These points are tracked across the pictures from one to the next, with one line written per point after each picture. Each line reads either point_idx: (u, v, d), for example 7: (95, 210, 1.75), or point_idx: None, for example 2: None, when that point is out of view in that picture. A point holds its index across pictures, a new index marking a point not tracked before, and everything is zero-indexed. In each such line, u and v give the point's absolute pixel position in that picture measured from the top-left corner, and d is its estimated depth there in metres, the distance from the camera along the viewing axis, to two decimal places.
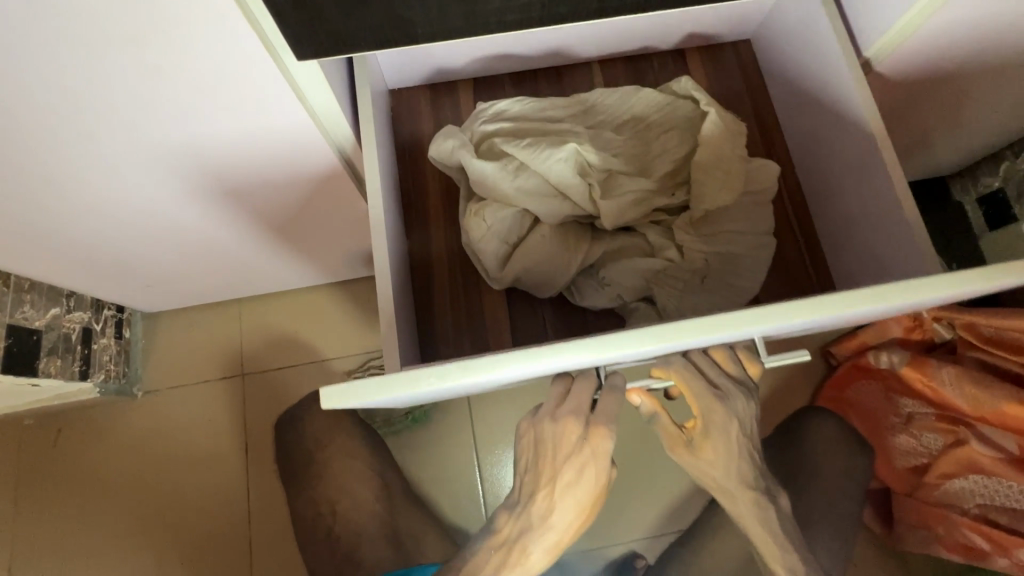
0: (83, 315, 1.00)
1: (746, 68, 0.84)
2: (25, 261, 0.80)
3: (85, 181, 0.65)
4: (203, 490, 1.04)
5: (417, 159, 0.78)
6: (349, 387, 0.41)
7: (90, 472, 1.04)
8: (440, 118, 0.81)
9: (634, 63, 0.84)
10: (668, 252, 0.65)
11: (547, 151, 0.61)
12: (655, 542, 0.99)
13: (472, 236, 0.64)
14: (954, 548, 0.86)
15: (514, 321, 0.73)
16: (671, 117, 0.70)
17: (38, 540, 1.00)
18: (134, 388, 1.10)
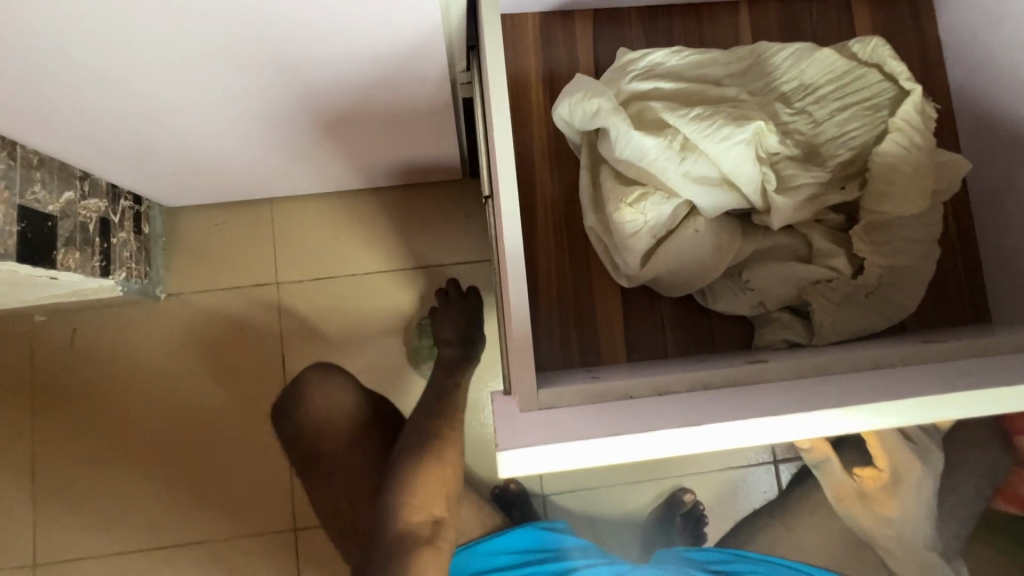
0: (100, 204, 0.86)
1: (920, 31, 0.70)
2: (31, 127, 0.64)
3: (120, 25, 0.48)
4: (240, 400, 1.00)
5: (528, 100, 0.66)
6: (528, 456, 0.36)
7: (118, 373, 0.99)
8: (554, 49, 0.67)
9: (789, 7, 0.69)
10: (833, 260, 0.57)
11: (726, 128, 0.50)
12: (710, 481, 0.97)
13: (620, 231, 0.53)
14: (1012, 499, 0.91)
15: (631, 319, 0.64)
16: (849, 89, 0.59)
17: (72, 437, 0.98)
18: (156, 290, 1.00)
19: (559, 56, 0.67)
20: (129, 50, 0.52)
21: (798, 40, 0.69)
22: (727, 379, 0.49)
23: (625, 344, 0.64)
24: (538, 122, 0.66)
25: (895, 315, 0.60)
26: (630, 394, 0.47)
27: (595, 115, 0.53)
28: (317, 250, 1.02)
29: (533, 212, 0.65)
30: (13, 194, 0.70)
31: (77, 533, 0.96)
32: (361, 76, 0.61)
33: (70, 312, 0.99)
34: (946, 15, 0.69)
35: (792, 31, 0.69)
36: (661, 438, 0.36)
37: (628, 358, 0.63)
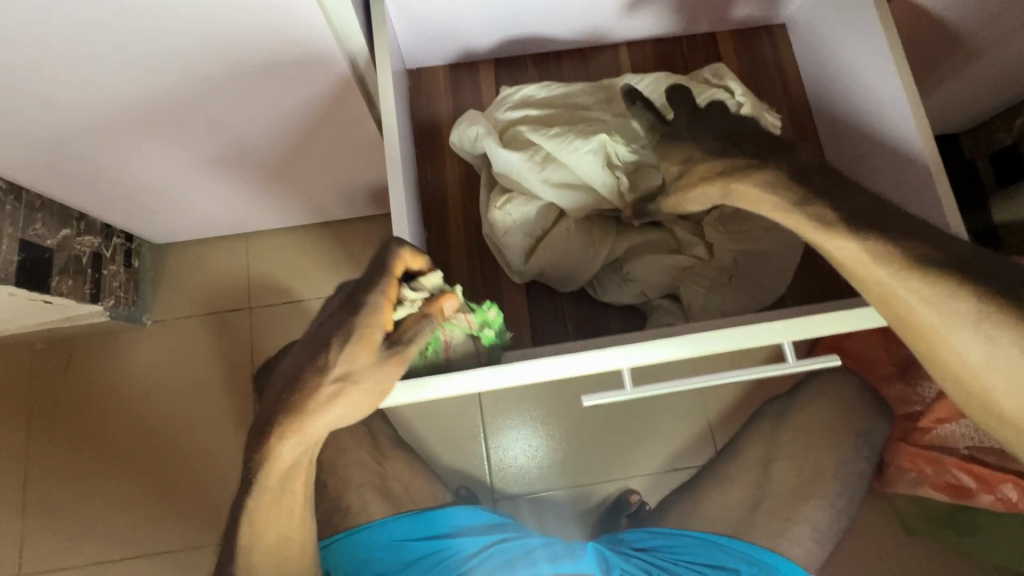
0: (93, 240, 0.99)
1: (779, 58, 0.82)
2: (32, 173, 0.78)
3: (92, 81, 0.62)
4: (214, 414, 1.08)
5: (440, 130, 0.78)
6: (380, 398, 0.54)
7: (106, 393, 1.09)
8: (461, 89, 0.80)
9: (663, 45, 0.82)
10: (695, 249, 0.67)
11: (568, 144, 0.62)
12: (656, 480, 1.02)
13: (499, 230, 0.64)
14: (940, 486, 0.89)
15: (534, 311, 0.73)
16: (705, 106, 0.69)
17: (62, 454, 1.07)
18: (143, 316, 1.11)
19: (465, 95, 0.79)
20: (102, 103, 0.66)
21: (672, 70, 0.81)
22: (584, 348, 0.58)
23: (529, 332, 0.72)
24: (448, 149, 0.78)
25: (764, 296, 0.67)
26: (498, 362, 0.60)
27: (475, 140, 0.65)
28: (287, 274, 1.13)
29: (445, 224, 0.75)
30: (10, 229, 0.83)
31: (62, 545, 1.03)
32: (296, 114, 0.74)
33: (66, 339, 1.10)
34: (798, 43, 0.81)
35: (667, 64, 0.81)
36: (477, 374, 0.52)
37: (533, 342, 0.72)
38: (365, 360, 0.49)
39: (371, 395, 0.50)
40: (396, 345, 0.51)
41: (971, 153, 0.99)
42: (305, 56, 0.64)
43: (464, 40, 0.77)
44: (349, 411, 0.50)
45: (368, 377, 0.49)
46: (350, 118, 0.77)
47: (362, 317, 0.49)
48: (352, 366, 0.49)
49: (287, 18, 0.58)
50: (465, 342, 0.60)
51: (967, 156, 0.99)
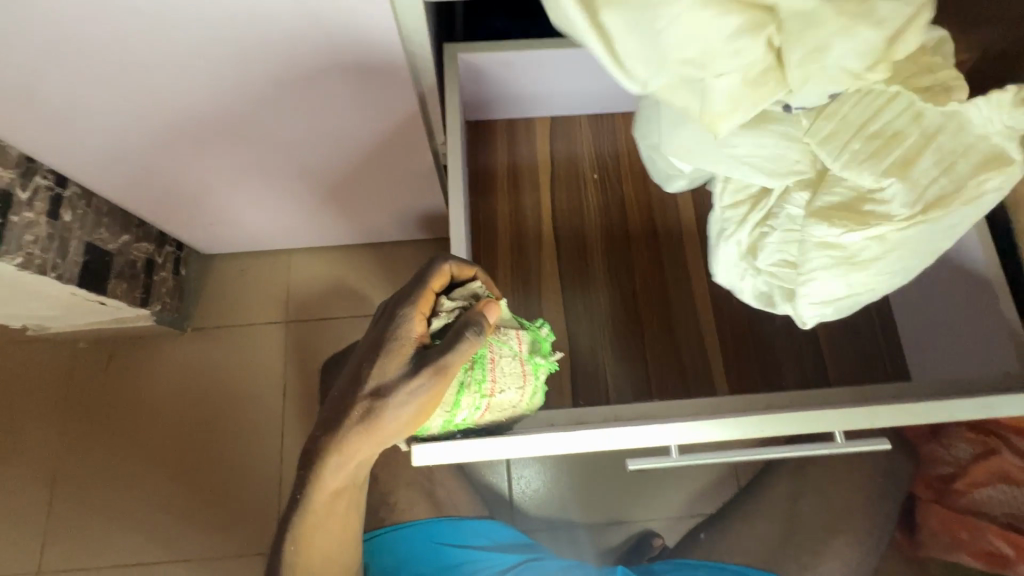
0: (148, 246, 1.04)
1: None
2: (110, 182, 0.82)
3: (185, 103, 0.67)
4: (242, 424, 1.10)
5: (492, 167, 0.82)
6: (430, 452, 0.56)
7: (140, 396, 1.12)
8: (515, 129, 0.84)
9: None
10: None
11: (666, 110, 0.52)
12: (677, 523, 1.01)
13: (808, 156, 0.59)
14: (977, 554, 0.87)
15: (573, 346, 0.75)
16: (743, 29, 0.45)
17: (91, 453, 1.09)
18: (184, 323, 1.15)
19: (519, 136, 0.83)
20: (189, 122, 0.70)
21: None
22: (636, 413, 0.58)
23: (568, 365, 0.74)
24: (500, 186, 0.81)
25: None
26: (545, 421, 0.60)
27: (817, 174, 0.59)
28: (324, 292, 1.17)
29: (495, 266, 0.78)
30: (79, 230, 0.87)
31: (80, 543, 1.04)
32: (361, 142, 0.78)
33: (108, 340, 1.14)
34: None
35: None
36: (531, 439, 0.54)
37: (572, 402, 0.73)
38: (395, 370, 0.52)
39: (402, 408, 0.52)
40: (427, 356, 0.51)
41: None
42: (381, 90, 0.69)
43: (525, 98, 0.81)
44: (387, 420, 0.52)
45: (397, 389, 0.51)
46: (410, 148, 0.81)
47: (392, 330, 0.53)
48: (383, 379, 0.52)
49: (372, 58, 0.63)
50: (513, 366, 0.57)
51: None
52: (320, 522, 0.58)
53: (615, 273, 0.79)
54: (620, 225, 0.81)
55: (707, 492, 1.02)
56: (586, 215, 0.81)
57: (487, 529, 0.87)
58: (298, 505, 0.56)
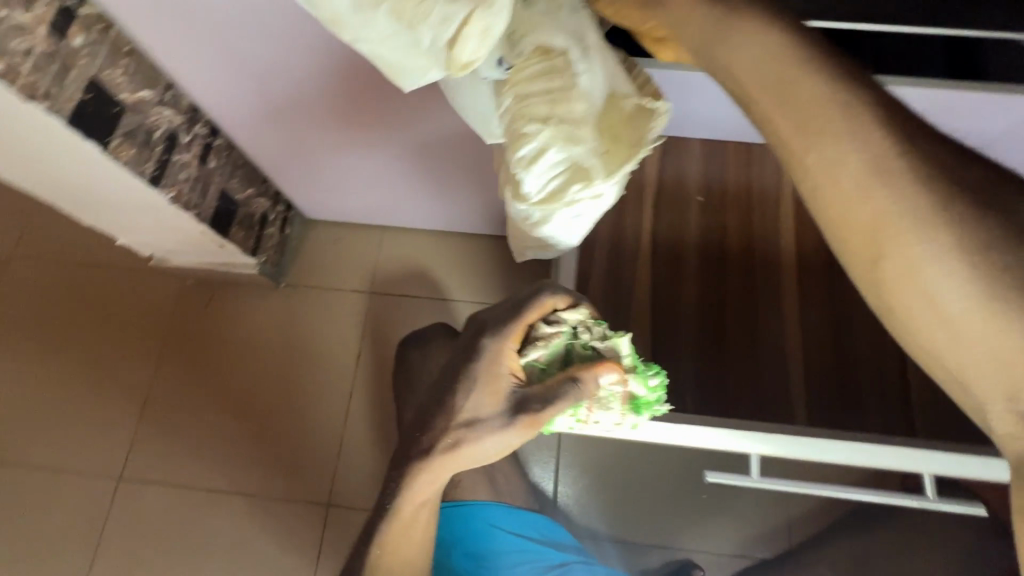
0: (265, 202, 1.14)
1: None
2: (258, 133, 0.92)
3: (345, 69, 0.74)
4: (316, 380, 1.18)
5: None
6: None
7: (230, 338, 1.22)
8: None
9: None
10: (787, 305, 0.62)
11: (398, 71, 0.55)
12: (714, 558, 1.01)
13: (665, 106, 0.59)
14: None
15: (657, 360, 0.77)
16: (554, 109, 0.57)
17: (179, 381, 1.19)
18: (279, 278, 1.24)
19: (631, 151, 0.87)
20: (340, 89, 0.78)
21: None
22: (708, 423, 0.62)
23: None
24: None
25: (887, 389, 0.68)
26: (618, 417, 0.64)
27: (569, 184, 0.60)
28: (411, 270, 1.24)
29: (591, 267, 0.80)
30: (219, 177, 0.97)
31: (157, 460, 1.14)
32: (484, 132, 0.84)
33: (212, 282, 1.24)
34: None
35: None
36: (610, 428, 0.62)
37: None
38: (489, 408, 0.52)
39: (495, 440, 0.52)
40: (522, 400, 0.53)
41: None
42: None
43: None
44: (479, 451, 0.51)
45: (489, 422, 0.51)
46: None
47: (483, 367, 0.53)
48: (477, 412, 0.51)
49: None
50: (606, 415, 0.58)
51: None
52: (403, 537, 0.55)
53: (707, 289, 0.80)
54: (719, 250, 0.82)
55: (755, 534, 1.01)
56: (686, 232, 0.83)
57: (541, 526, 0.89)
58: (385, 512, 0.53)
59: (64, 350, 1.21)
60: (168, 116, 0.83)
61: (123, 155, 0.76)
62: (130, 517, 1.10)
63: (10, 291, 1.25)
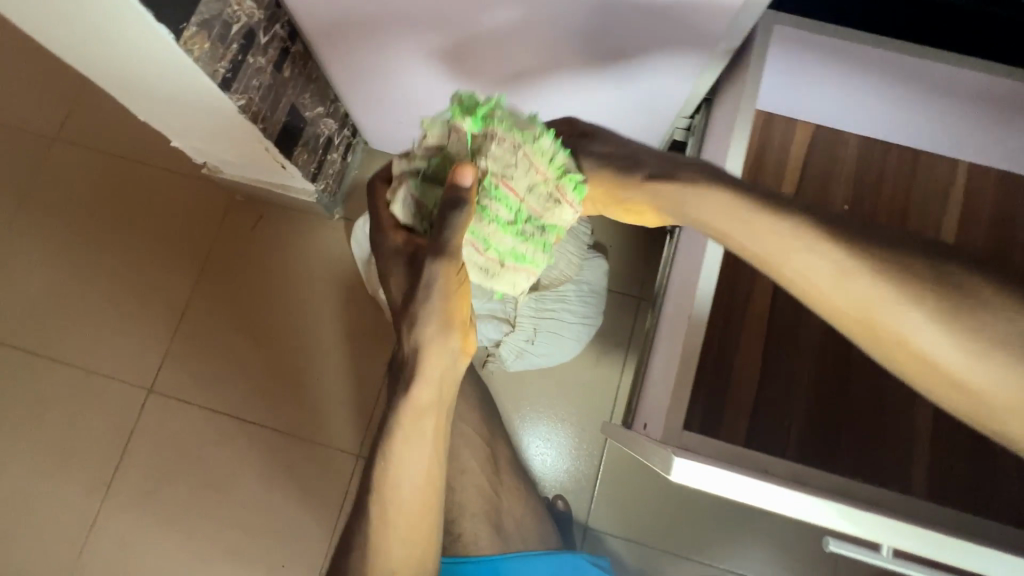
0: (333, 124, 1.03)
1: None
2: (344, 47, 0.80)
3: None
4: (359, 326, 1.10)
5: None
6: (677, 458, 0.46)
7: (274, 264, 1.14)
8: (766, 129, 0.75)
9: (1009, 183, 0.73)
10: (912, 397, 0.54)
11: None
12: None
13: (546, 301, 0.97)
14: None
15: (762, 391, 0.67)
16: None
17: (217, 300, 1.13)
18: (335, 209, 1.14)
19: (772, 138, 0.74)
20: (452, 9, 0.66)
21: (1011, 209, 0.72)
22: (869, 496, 0.48)
23: (753, 411, 0.66)
24: None
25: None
26: (686, 446, 0.50)
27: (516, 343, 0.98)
28: None
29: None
30: (291, 90, 0.86)
31: (189, 377, 1.10)
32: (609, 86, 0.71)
33: (262, 201, 1.16)
34: None
35: (1007, 202, 0.72)
36: (779, 495, 0.45)
37: (746, 443, 0.65)
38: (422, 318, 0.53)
39: (456, 369, 0.59)
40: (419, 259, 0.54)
41: None
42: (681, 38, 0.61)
43: (805, 96, 0.71)
44: (440, 360, 0.56)
45: (424, 336, 0.54)
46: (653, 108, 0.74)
47: (432, 303, 0.52)
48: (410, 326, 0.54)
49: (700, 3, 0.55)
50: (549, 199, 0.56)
51: None
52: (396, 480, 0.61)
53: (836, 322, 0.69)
54: None
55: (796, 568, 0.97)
56: None
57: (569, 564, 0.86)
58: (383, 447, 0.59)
59: (100, 246, 1.15)
60: (248, 8, 0.71)
61: (195, 48, 0.65)
62: (156, 430, 1.08)
63: (48, 174, 1.18)
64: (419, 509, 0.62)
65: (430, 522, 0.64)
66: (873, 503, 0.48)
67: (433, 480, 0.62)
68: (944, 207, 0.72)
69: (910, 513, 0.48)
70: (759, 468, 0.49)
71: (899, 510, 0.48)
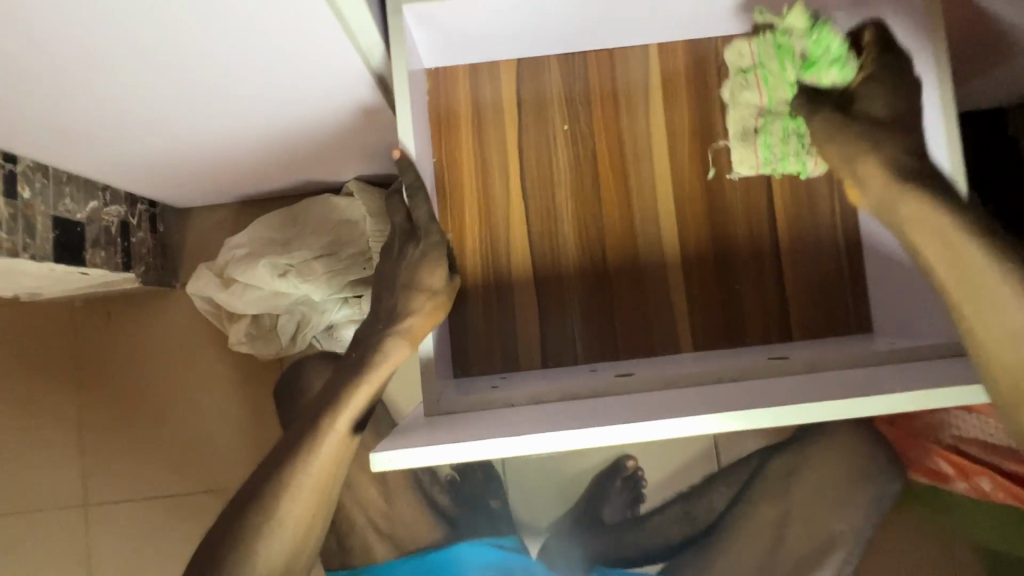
0: (119, 209, 1.03)
1: None
2: (63, 153, 0.80)
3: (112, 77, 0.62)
4: (245, 375, 1.16)
5: (451, 123, 0.79)
6: (393, 454, 0.51)
7: (142, 351, 1.17)
8: (474, 82, 0.79)
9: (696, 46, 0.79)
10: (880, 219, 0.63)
11: (266, 333, 1.05)
12: None
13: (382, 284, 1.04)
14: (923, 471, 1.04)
15: (545, 320, 0.77)
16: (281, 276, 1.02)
17: (106, 404, 1.17)
18: (172, 280, 1.16)
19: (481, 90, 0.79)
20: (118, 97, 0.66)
21: (704, 73, 0.79)
22: (587, 390, 0.63)
23: (540, 338, 0.76)
24: (466, 147, 0.79)
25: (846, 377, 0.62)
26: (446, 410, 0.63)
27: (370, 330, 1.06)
28: None
29: (462, 233, 0.77)
30: (42, 205, 0.86)
31: (116, 480, 1.16)
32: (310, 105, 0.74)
33: (101, 300, 1.16)
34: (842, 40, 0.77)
35: (699, 68, 0.79)
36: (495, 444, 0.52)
37: (542, 366, 0.76)
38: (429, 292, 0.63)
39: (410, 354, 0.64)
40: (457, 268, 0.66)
41: None
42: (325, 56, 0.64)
43: (466, 49, 0.75)
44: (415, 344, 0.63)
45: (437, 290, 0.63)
46: (364, 104, 0.77)
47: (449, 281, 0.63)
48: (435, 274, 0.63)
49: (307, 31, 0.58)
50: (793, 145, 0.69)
51: None
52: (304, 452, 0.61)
53: (587, 235, 0.77)
54: (591, 186, 0.78)
55: None
56: (556, 168, 0.78)
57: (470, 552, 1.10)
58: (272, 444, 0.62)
59: None
60: None
61: None
62: (110, 536, 1.16)
63: None
64: (310, 521, 0.61)
65: (314, 533, 0.62)
66: (589, 396, 0.62)
67: (320, 505, 0.61)
68: (647, 92, 0.79)
69: (619, 392, 0.62)
70: (505, 403, 0.63)
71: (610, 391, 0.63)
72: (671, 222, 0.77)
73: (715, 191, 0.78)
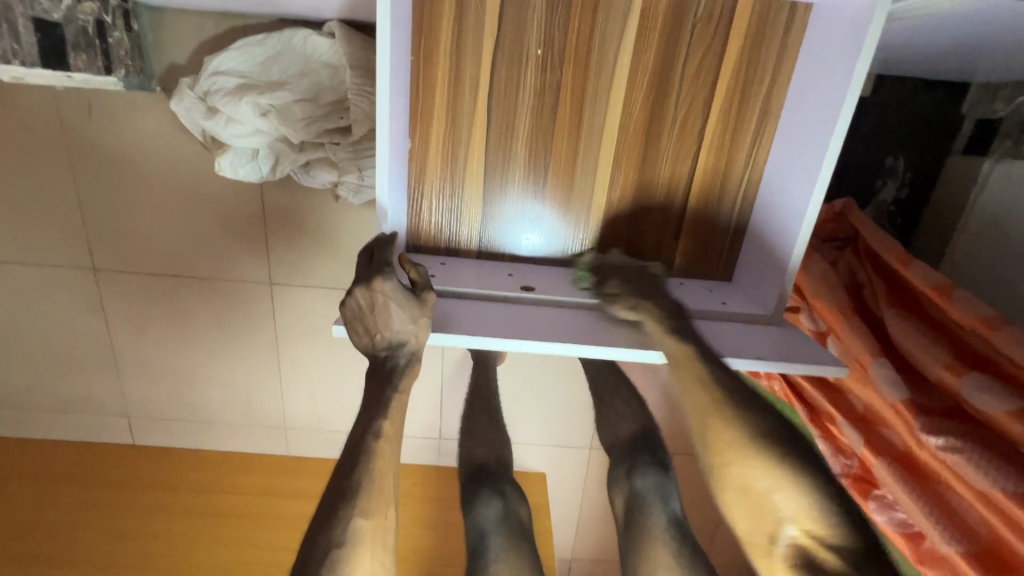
0: (93, 6, 1.01)
1: (789, 37, 0.83)
2: None
3: None
4: (229, 190, 1.29)
5: (433, 19, 0.82)
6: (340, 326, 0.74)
7: (127, 149, 1.25)
8: None
9: None
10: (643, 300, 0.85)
11: (249, 162, 1.14)
12: None
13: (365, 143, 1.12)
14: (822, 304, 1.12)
15: (482, 221, 0.93)
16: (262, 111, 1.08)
17: (97, 189, 1.29)
18: (153, 84, 1.18)
19: None
20: None
21: (682, 22, 0.82)
22: (493, 295, 0.83)
23: (478, 235, 0.94)
24: (444, 48, 0.83)
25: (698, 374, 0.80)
26: None
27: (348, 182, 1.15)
28: None
29: (427, 131, 0.87)
30: None
31: (118, 254, 1.36)
32: None
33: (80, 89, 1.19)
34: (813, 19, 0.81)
35: (681, 14, 0.82)
36: None
37: (476, 256, 0.95)
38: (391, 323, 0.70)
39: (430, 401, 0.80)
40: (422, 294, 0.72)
41: (969, 111, 1.22)
42: None
43: None
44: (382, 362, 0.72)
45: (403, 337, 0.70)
46: None
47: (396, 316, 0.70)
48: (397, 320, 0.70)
49: None
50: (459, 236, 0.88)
51: (964, 112, 1.23)
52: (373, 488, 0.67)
53: (535, 155, 0.90)
54: (550, 112, 0.87)
55: None
56: (522, 88, 0.86)
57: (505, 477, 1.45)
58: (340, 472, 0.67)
59: None
60: None
61: None
62: (118, 295, 1.40)
63: None
64: (380, 529, 0.65)
65: (387, 532, 0.66)
66: (491, 300, 0.82)
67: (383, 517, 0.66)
68: (623, 30, 0.83)
69: (514, 301, 0.83)
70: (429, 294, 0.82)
71: (508, 300, 0.83)
72: (609, 160, 0.90)
73: (653, 141, 0.89)
